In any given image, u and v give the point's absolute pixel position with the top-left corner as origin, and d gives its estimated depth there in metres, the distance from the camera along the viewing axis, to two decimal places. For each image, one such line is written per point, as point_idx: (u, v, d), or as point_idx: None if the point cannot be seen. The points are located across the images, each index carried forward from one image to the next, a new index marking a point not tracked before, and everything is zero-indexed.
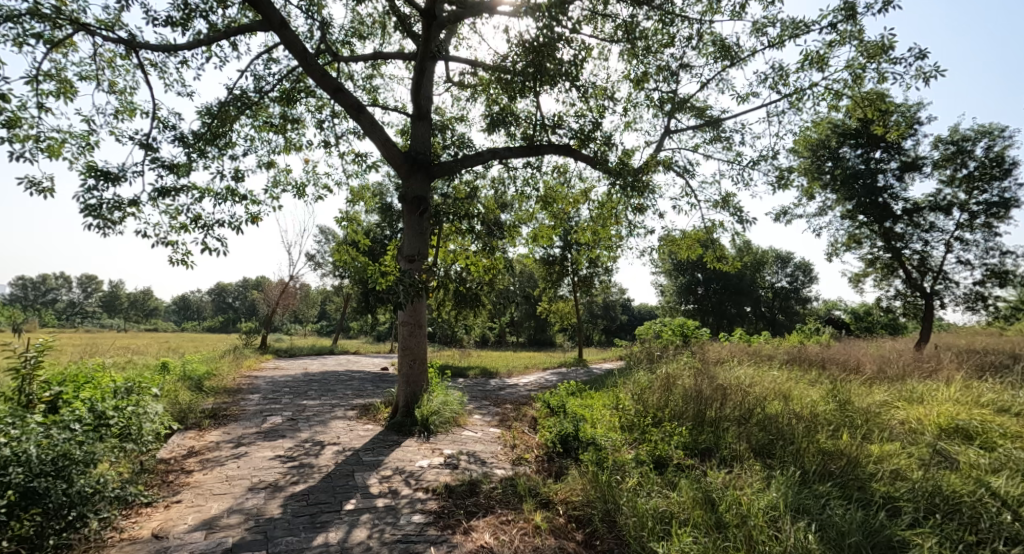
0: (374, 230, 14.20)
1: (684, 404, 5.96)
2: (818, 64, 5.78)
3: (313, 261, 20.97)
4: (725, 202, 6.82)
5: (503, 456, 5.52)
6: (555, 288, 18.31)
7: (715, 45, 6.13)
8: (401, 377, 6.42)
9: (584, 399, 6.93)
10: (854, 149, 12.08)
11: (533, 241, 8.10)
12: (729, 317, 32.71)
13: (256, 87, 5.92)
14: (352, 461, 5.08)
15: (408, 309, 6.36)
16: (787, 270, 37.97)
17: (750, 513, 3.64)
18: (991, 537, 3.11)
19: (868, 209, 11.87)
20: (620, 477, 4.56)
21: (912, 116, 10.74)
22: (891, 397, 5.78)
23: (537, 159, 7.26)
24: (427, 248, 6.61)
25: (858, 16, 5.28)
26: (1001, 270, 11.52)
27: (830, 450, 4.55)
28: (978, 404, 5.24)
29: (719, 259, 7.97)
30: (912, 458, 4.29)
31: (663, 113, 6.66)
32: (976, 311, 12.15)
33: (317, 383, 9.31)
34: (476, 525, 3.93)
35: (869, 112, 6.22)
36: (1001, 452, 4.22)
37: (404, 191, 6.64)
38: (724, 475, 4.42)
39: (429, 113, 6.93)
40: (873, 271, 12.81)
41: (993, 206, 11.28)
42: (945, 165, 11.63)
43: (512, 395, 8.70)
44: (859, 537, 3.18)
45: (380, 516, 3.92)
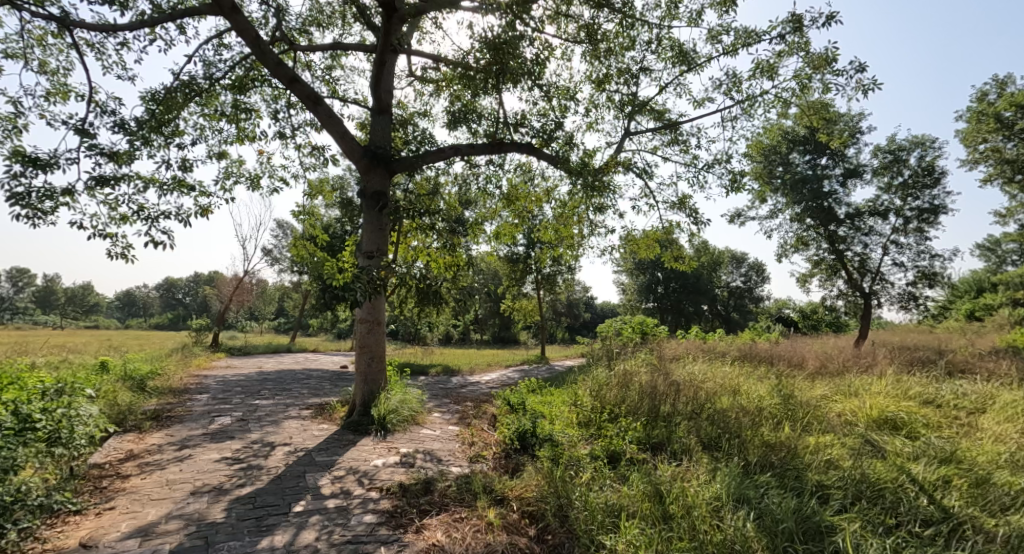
0: (334, 226, 13.87)
1: (639, 399, 6.12)
2: (768, 72, 6.03)
3: (270, 256, 20.32)
4: (682, 204, 7.02)
5: (461, 454, 5.52)
6: (519, 286, 18.40)
7: (674, 50, 6.28)
8: (359, 376, 6.33)
9: (543, 396, 7.01)
10: (802, 156, 12.69)
11: (495, 239, 8.10)
12: (687, 315, 33.77)
13: (205, 73, 5.66)
14: (304, 462, 4.97)
15: (366, 306, 6.27)
16: (742, 270, 39.38)
17: (694, 504, 3.79)
18: (908, 519, 3.35)
19: (815, 213, 12.47)
20: (574, 473, 4.64)
21: (854, 126, 11.36)
22: (830, 391, 6.11)
23: (500, 157, 7.27)
24: (387, 244, 6.56)
25: (803, 28, 5.53)
26: (931, 272, 12.34)
27: (772, 442, 4.78)
28: (906, 396, 5.61)
29: (676, 258, 8.20)
30: (844, 447, 4.57)
31: (623, 114, 6.78)
32: (909, 310, 12.97)
33: (271, 381, 9.04)
34: (428, 523, 3.92)
35: (814, 120, 6.53)
36: (923, 441, 4.55)
37: (364, 186, 6.53)
38: (673, 468, 4.57)
39: (390, 107, 6.82)
40: (818, 272, 13.48)
41: (925, 212, 12.06)
42: (883, 173, 12.34)
43: (472, 392, 8.70)
44: (791, 523, 3.36)
45: (330, 517, 3.86)
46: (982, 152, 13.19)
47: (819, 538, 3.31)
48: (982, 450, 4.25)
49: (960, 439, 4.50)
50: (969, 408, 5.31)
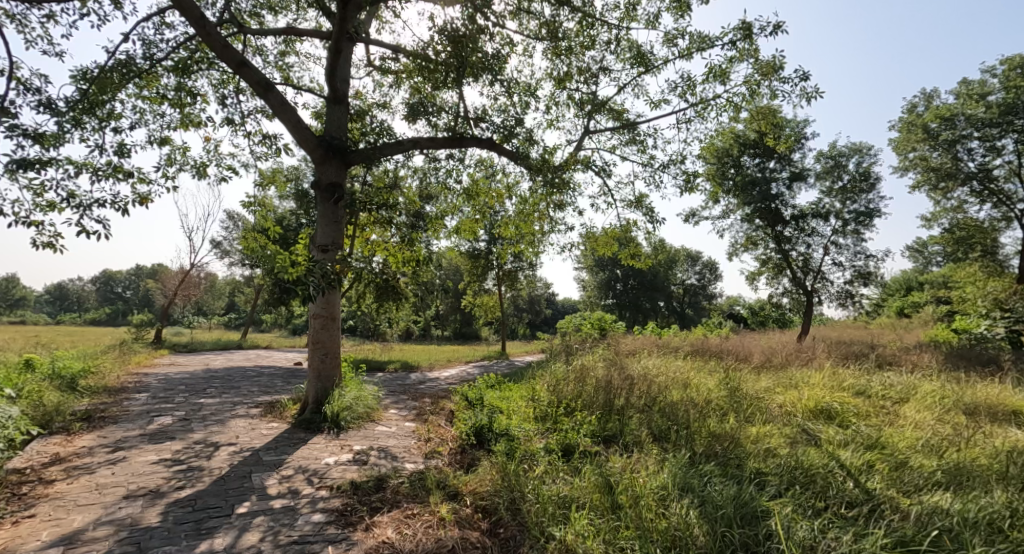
0: (288, 218, 13.43)
1: (595, 393, 6.25)
2: (721, 77, 6.24)
3: (220, 249, 19.45)
4: (638, 203, 7.17)
5: (416, 450, 5.47)
6: (480, 281, 18.38)
7: (632, 52, 6.40)
8: (312, 372, 6.18)
9: (502, 391, 7.04)
10: (752, 158, 13.28)
11: (455, 234, 8.05)
12: (645, 311, 34.66)
13: (145, 52, 5.33)
14: (251, 461, 4.80)
15: (320, 301, 6.13)
16: (696, 268, 40.69)
17: (641, 494, 3.90)
18: (836, 502, 3.59)
19: (763, 215, 13.08)
20: (528, 466, 4.69)
21: (800, 131, 11.94)
22: (773, 383, 6.43)
23: (461, 152, 7.21)
24: (343, 237, 6.42)
25: (753, 36, 5.74)
26: (866, 272, 13.16)
27: (718, 433, 5.00)
28: (841, 388, 5.99)
29: (632, 256, 8.41)
30: (782, 436, 4.82)
31: (583, 113, 6.85)
32: (847, 307, 13.78)
33: (218, 379, 8.66)
34: (379, 520, 3.87)
35: (762, 125, 6.82)
36: (853, 429, 4.85)
37: (318, 177, 6.35)
38: (624, 459, 4.69)
39: (347, 97, 6.66)
40: (765, 271, 14.11)
41: (861, 215, 12.83)
42: (825, 177, 13.03)
43: (431, 388, 8.63)
44: (730, 509, 3.52)
45: (276, 518, 3.75)
46: (911, 160, 14.15)
47: (754, 522, 3.48)
48: (903, 436, 4.60)
49: (885, 426, 4.85)
50: (895, 397, 5.70)
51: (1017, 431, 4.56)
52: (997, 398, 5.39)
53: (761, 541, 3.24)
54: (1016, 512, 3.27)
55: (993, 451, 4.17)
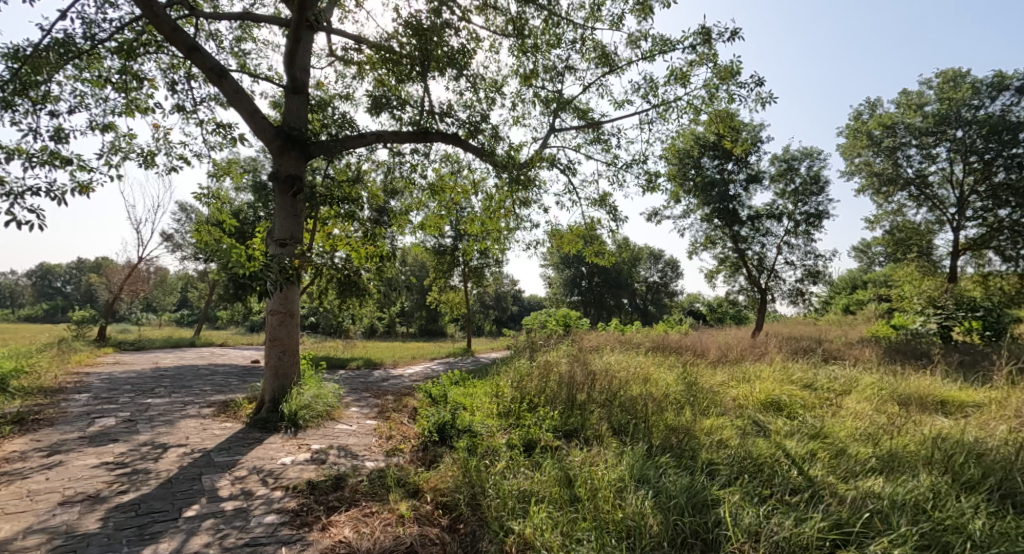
0: (245, 211, 12.96)
1: (558, 388, 6.34)
2: (681, 80, 6.41)
3: (171, 242, 18.57)
4: (602, 202, 7.29)
5: (377, 448, 5.41)
6: (446, 277, 18.27)
7: (597, 51, 6.48)
8: (269, 370, 6.01)
9: (465, 388, 7.03)
10: (712, 160, 13.74)
11: (420, 230, 7.96)
12: (609, 308, 35.28)
13: (85, 32, 5.02)
14: (201, 463, 4.62)
15: (278, 297, 5.97)
16: (659, 265, 41.69)
17: (599, 487, 3.99)
18: (781, 489, 3.78)
19: (721, 215, 13.53)
20: (489, 462, 4.71)
21: (755, 135, 12.41)
22: (728, 378, 6.69)
23: (426, 147, 7.14)
24: (303, 231, 6.26)
25: (711, 41, 5.93)
26: (815, 271, 13.82)
27: (673, 426, 5.16)
28: (790, 382, 6.29)
29: (596, 253, 8.54)
30: (733, 428, 5.02)
31: (549, 111, 6.89)
32: (798, 304, 14.44)
33: (168, 378, 8.29)
34: (335, 520, 3.80)
35: (721, 127, 7.04)
36: (799, 420, 5.12)
37: (276, 168, 6.16)
38: (584, 453, 4.78)
39: (307, 87, 6.48)
40: (723, 269, 14.61)
41: (811, 217, 13.46)
42: (779, 180, 13.59)
43: (393, 386, 8.53)
44: (682, 499, 3.64)
45: (227, 520, 3.62)
46: (857, 165, 14.95)
47: (704, 510, 3.61)
48: (844, 426, 4.88)
49: (828, 417, 5.13)
50: (838, 389, 6.04)
51: (943, 419, 4.92)
52: (927, 388, 5.79)
53: (710, 529, 3.37)
54: (938, 494, 3.54)
55: (921, 438, 4.48)
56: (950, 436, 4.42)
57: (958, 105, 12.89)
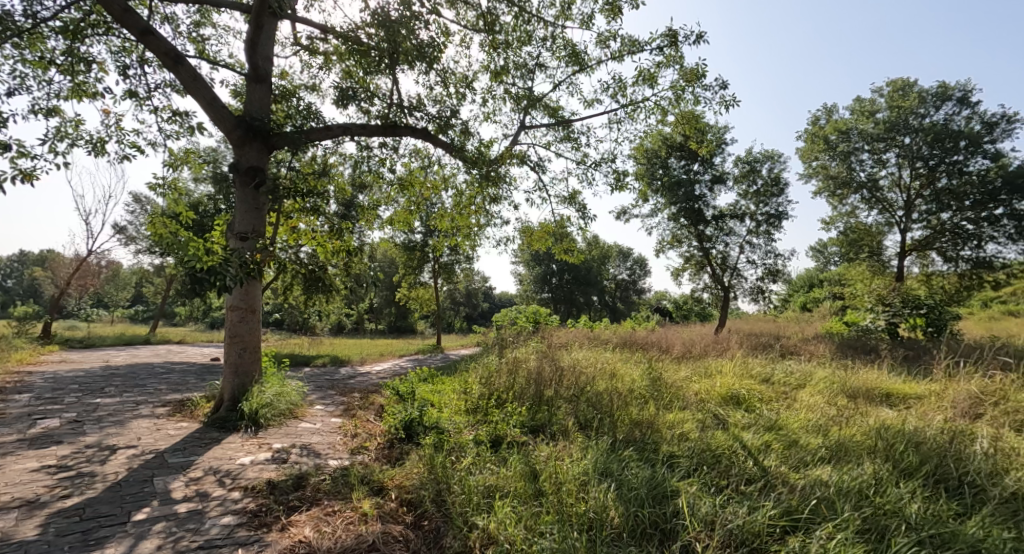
0: (204, 203, 12.48)
1: (526, 385, 6.37)
2: (649, 81, 6.52)
3: (124, 235, 17.74)
4: (571, 199, 7.36)
5: (342, 446, 5.32)
6: (415, 273, 18.10)
7: (567, 50, 6.52)
8: (229, 368, 5.84)
9: (434, 385, 6.99)
10: (678, 160, 14.06)
11: (388, 225, 7.86)
12: (578, 305, 35.69)
13: (25, 9, 4.72)
14: (153, 465, 4.44)
15: (238, 292, 5.80)
16: (628, 263, 42.35)
17: (563, 481, 4.04)
18: (737, 479, 3.92)
19: (687, 214, 13.86)
20: (455, 458, 4.70)
21: (720, 137, 12.76)
22: (691, 373, 6.87)
23: (395, 141, 7.03)
24: (265, 225, 6.09)
25: (678, 43, 6.07)
26: (775, 270, 14.33)
27: (638, 420, 5.27)
28: (750, 376, 6.51)
29: (565, 251, 8.62)
30: (694, 422, 5.16)
31: (519, 108, 6.89)
32: (758, 302, 14.95)
33: (120, 377, 7.91)
34: (296, 519, 3.72)
35: (687, 129, 7.20)
36: (757, 413, 5.32)
37: (237, 160, 5.96)
38: (550, 448, 4.83)
39: (270, 77, 6.28)
40: (688, 267, 14.98)
41: (771, 217, 13.94)
42: (742, 181, 14.03)
43: (360, 383, 8.40)
44: (643, 491, 3.73)
45: (179, 523, 3.50)
46: (814, 168, 15.56)
47: (664, 501, 3.70)
48: (798, 419, 5.10)
49: (783, 410, 5.35)
50: (793, 383, 6.29)
51: (888, 410, 5.19)
52: (875, 381, 6.09)
53: (668, 519, 3.46)
54: (880, 481, 3.74)
55: (867, 428, 4.72)
56: (893, 426, 4.68)
57: (906, 113, 13.61)
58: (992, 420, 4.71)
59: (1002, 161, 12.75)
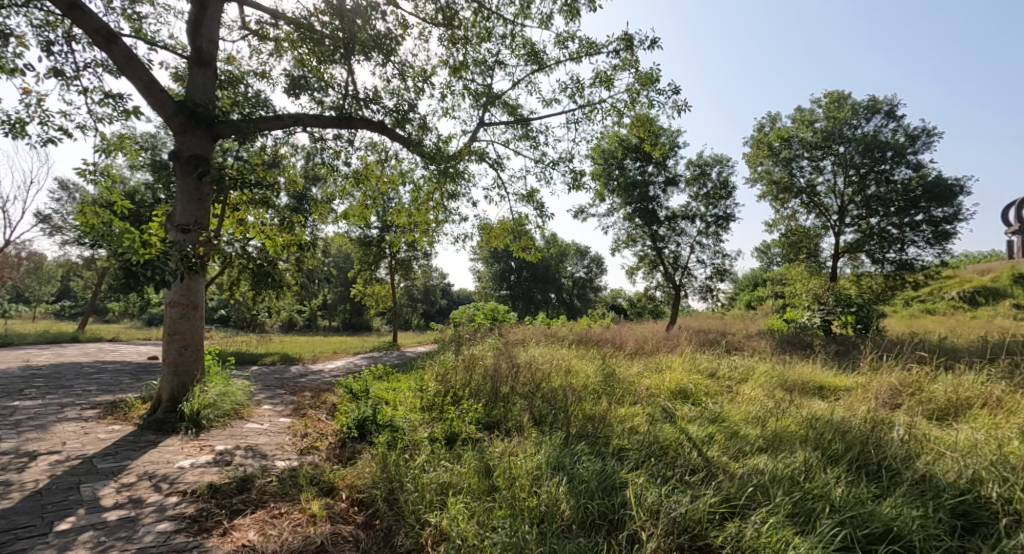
0: (141, 193, 11.74)
1: (483, 382, 6.39)
2: (606, 83, 6.67)
3: (48, 224, 16.41)
4: (529, 198, 7.42)
5: (290, 447, 5.16)
6: (371, 270, 17.75)
7: (526, 49, 6.55)
8: (167, 366, 5.53)
9: (389, 382, 6.89)
10: (634, 162, 14.47)
11: (343, 220, 7.67)
12: (536, 302, 36.08)
13: None
14: (80, 471, 4.14)
15: (178, 288, 5.50)
16: (585, 262, 43.25)
17: (517, 475, 4.09)
18: (682, 469, 4.10)
19: (641, 214, 14.26)
20: (409, 456, 4.65)
21: (672, 140, 13.23)
22: (642, 368, 7.12)
23: (350, 133, 6.85)
24: (209, 217, 5.79)
25: (633, 48, 6.24)
26: (722, 270, 15.01)
27: (590, 414, 5.41)
28: (697, 372, 6.81)
29: (523, 249, 8.66)
30: (644, 415, 5.35)
31: (478, 104, 6.87)
32: (707, 300, 15.61)
33: (42, 378, 7.32)
34: (239, 523, 3.59)
35: (641, 131, 7.42)
36: (702, 406, 5.58)
37: (178, 147, 5.64)
38: (504, 443, 4.87)
39: (216, 61, 5.97)
40: (642, 266, 15.44)
41: (720, 219, 14.57)
42: (693, 183, 14.58)
43: (312, 381, 8.16)
44: (594, 483, 3.83)
45: (109, 532, 3.29)
46: (758, 173, 16.39)
47: (612, 492, 3.83)
48: (739, 411, 5.39)
49: (726, 403, 5.64)
50: (736, 377, 6.64)
51: (819, 402, 5.56)
52: (809, 375, 6.52)
53: (616, 509, 3.58)
54: (810, 467, 4.03)
55: (801, 419, 5.05)
56: (823, 417, 5.03)
57: (841, 124, 14.58)
58: (907, 410, 5.16)
59: (923, 171, 13.90)
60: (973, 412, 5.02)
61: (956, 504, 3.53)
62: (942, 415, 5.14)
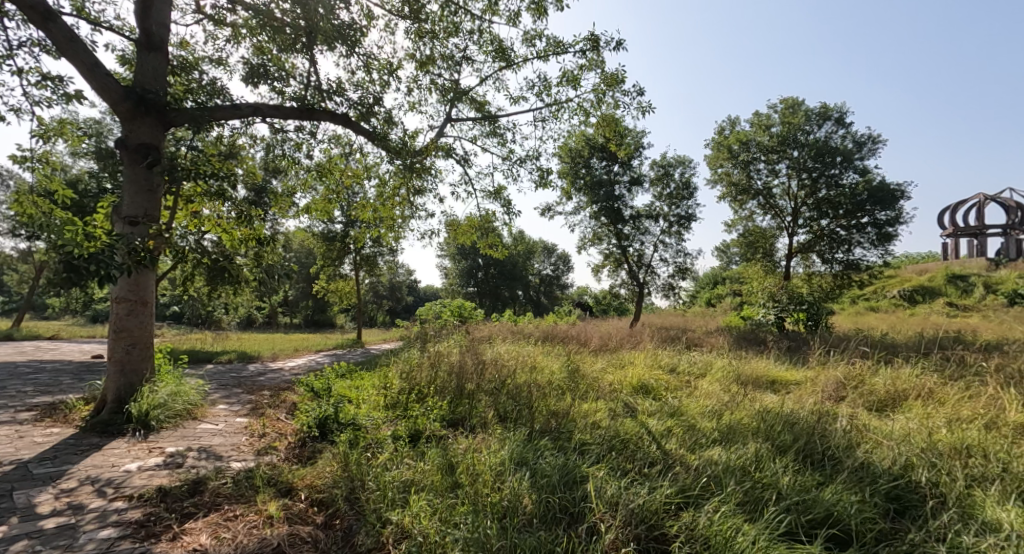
0: (84, 182, 11.07)
1: (448, 379, 6.38)
2: (573, 82, 6.74)
3: None
4: (496, 195, 7.42)
5: (247, 447, 5.00)
6: (335, 266, 17.37)
7: (494, 46, 6.54)
8: (113, 366, 5.26)
9: (352, 380, 6.76)
10: (600, 161, 14.72)
11: (305, 214, 7.46)
12: (504, 299, 36.13)
13: None
14: (13, 477, 3.89)
15: (125, 283, 5.23)
16: (552, 260, 43.77)
17: (480, 472, 4.11)
18: (642, 462, 4.22)
19: (607, 212, 14.49)
20: (372, 455, 4.59)
21: (637, 140, 13.52)
22: (606, 364, 7.27)
23: (312, 126, 6.67)
24: (159, 209, 5.52)
25: (599, 48, 6.34)
26: (684, 268, 15.44)
27: (554, 410, 5.49)
28: (658, 367, 7.01)
29: (490, 246, 8.65)
30: (606, 411, 5.46)
31: (445, 100, 6.82)
32: (669, 297, 16.04)
33: None
34: (190, 527, 3.46)
35: (607, 131, 7.54)
36: (662, 401, 5.75)
37: (125, 136, 5.36)
38: (469, 440, 4.88)
39: (167, 45, 5.70)
40: (607, 264, 15.71)
41: (682, 219, 15.00)
42: (657, 183, 14.94)
43: (271, 380, 7.92)
44: (556, 477, 3.90)
45: (46, 540, 3.11)
46: (719, 174, 16.95)
47: (574, 485, 3.90)
48: (697, 405, 5.59)
49: (685, 397, 5.83)
50: (695, 372, 6.88)
51: (771, 395, 5.83)
52: (763, 370, 6.82)
53: (577, 503, 3.65)
54: (760, 457, 4.23)
55: (753, 412, 5.27)
56: (774, 410, 5.28)
57: (795, 129, 15.26)
58: (850, 402, 5.48)
59: (869, 176, 14.71)
60: (908, 403, 5.38)
61: (890, 489, 3.78)
62: (881, 406, 5.48)
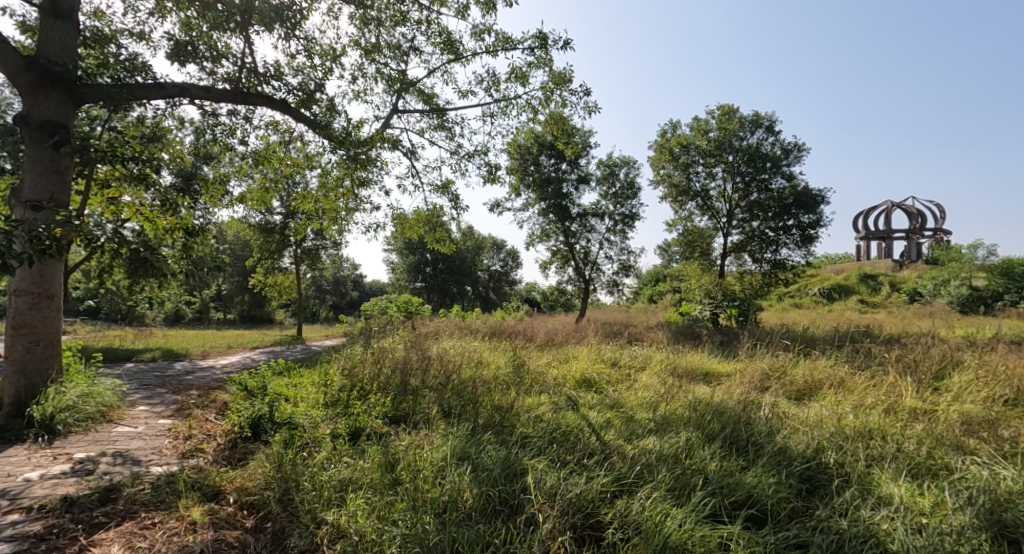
0: None
1: (391, 375, 6.26)
2: (522, 79, 6.78)
3: None
4: (444, 189, 7.36)
5: (169, 450, 4.69)
6: (273, 259, 16.57)
7: (442, 37, 6.44)
8: (11, 365, 4.77)
9: (290, 378, 6.50)
10: (548, 159, 14.92)
11: (239, 203, 7.07)
12: (452, 295, 35.86)
13: None
14: None
15: (27, 274, 4.76)
16: (501, 255, 44.03)
17: (421, 468, 4.07)
18: (581, 454, 4.33)
19: (555, 210, 14.71)
20: (307, 454, 4.42)
21: (584, 140, 13.84)
22: (551, 359, 7.43)
23: (247, 110, 6.31)
24: (68, 193, 5.04)
25: (547, 47, 6.41)
26: (627, 265, 15.97)
27: (498, 405, 5.52)
28: (600, 361, 7.25)
29: (437, 241, 8.58)
30: (548, 404, 5.56)
31: (392, 90, 6.66)
32: (614, 294, 16.55)
33: None
34: (101, 538, 3.20)
35: (555, 129, 7.65)
36: (603, 394, 5.94)
37: (28, 111, 4.85)
38: (411, 436, 4.82)
39: (78, 13, 5.20)
40: (554, 261, 15.96)
41: (625, 218, 15.49)
42: (603, 182, 15.33)
43: (200, 379, 7.45)
44: (496, 470, 3.92)
45: None
46: (661, 175, 17.66)
47: (515, 478, 3.95)
48: (634, 397, 5.82)
49: (624, 390, 6.05)
50: (635, 365, 7.18)
51: (703, 387, 6.16)
52: (697, 363, 7.21)
53: (516, 495, 3.69)
54: (690, 444, 4.47)
55: (686, 403, 5.55)
56: (705, 400, 5.58)
57: (731, 135, 16.11)
58: (773, 392, 5.90)
59: (795, 182, 15.81)
60: (822, 391, 5.85)
61: (804, 470, 4.11)
62: (799, 395, 5.94)
